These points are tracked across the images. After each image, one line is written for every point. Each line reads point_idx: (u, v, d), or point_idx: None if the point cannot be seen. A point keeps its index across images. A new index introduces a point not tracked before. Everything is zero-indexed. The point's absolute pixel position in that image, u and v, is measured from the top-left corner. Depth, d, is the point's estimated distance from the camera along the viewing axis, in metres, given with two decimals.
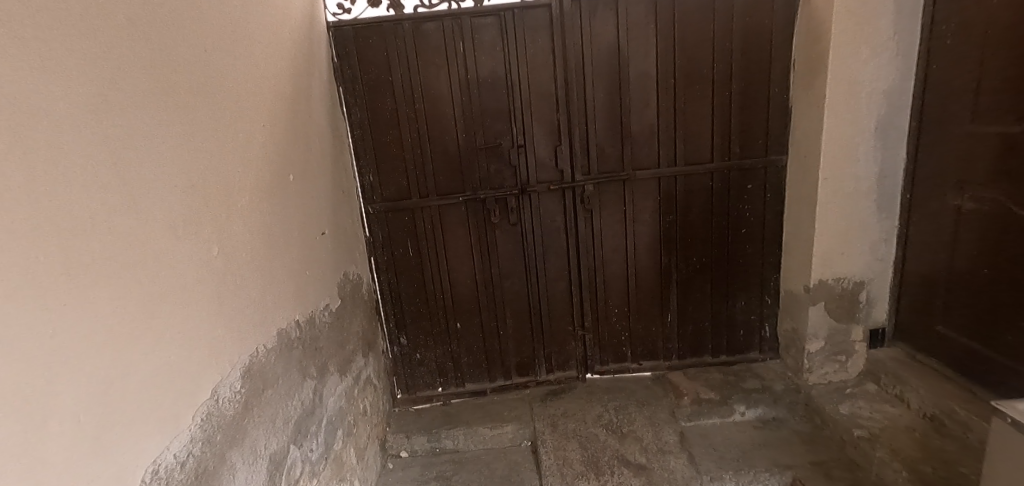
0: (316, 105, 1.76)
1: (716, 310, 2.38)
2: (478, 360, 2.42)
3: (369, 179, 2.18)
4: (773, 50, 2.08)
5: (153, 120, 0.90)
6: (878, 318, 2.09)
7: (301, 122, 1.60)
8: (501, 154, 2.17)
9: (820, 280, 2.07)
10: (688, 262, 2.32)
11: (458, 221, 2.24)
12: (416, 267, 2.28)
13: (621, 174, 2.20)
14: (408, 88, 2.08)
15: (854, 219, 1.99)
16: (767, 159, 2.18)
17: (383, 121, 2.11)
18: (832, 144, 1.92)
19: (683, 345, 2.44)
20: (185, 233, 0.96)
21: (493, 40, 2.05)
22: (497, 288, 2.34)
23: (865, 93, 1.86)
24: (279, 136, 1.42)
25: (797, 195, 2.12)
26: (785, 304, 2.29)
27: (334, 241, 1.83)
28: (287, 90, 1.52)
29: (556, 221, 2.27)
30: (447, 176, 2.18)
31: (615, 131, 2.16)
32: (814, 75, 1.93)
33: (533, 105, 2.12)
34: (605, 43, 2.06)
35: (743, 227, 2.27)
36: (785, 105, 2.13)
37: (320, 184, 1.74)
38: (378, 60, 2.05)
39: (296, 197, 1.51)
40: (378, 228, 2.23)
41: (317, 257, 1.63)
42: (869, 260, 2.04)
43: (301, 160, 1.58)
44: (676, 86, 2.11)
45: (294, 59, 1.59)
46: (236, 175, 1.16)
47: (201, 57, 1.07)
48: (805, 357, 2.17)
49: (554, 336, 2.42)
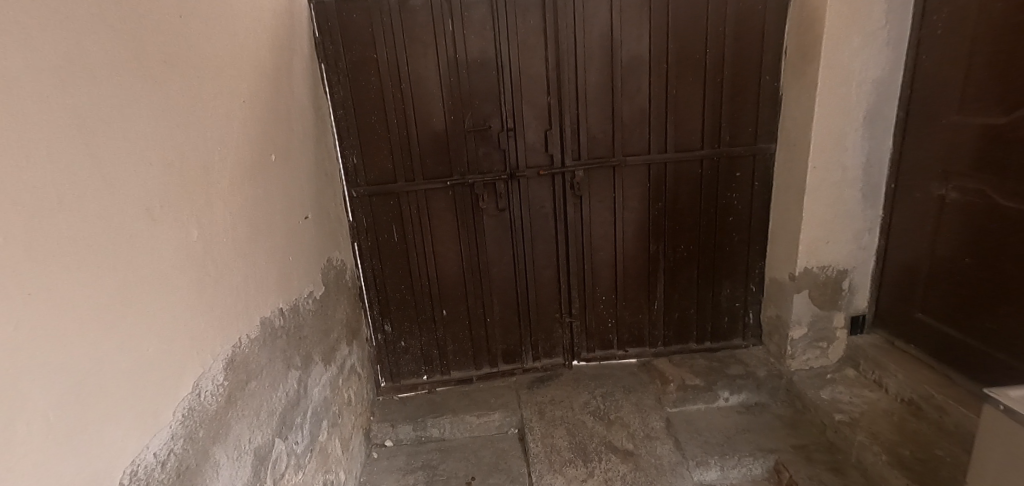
0: (299, 82, 1.68)
1: (702, 297, 2.40)
2: (464, 347, 2.39)
3: (352, 161, 2.09)
4: (766, 36, 2.06)
5: (125, 91, 0.82)
6: (859, 305, 2.13)
7: (283, 100, 1.52)
8: (490, 137, 2.11)
9: (805, 268, 2.09)
10: (675, 249, 2.32)
11: (445, 206, 2.18)
12: (402, 253, 2.22)
13: (611, 160, 2.18)
14: (394, 67, 1.99)
15: (840, 207, 2.01)
16: (756, 147, 2.18)
17: (368, 102, 2.03)
18: (821, 133, 1.92)
19: (669, 331, 2.45)
20: (163, 215, 0.89)
21: (483, 18, 1.97)
22: (484, 274, 2.30)
23: (855, 82, 1.86)
24: (260, 113, 1.34)
25: (785, 183, 2.12)
26: (769, 292, 2.32)
27: (317, 226, 1.75)
28: (269, 66, 1.43)
29: (546, 207, 2.23)
30: (435, 160, 2.12)
31: (606, 116, 2.13)
32: (806, 63, 1.92)
33: (524, 87, 2.07)
34: (599, 25, 2.01)
35: (730, 215, 2.28)
36: (775, 93, 2.13)
37: (303, 165, 1.66)
38: (363, 37, 1.95)
39: (278, 178, 1.43)
40: (362, 212, 2.15)
41: (300, 243, 1.56)
42: (853, 249, 2.06)
43: (283, 140, 1.50)
44: (668, 72, 2.08)
45: (275, 33, 1.50)
46: (216, 153, 1.09)
47: (176, 25, 0.99)
48: (788, 344, 2.19)
49: (540, 323, 2.40)
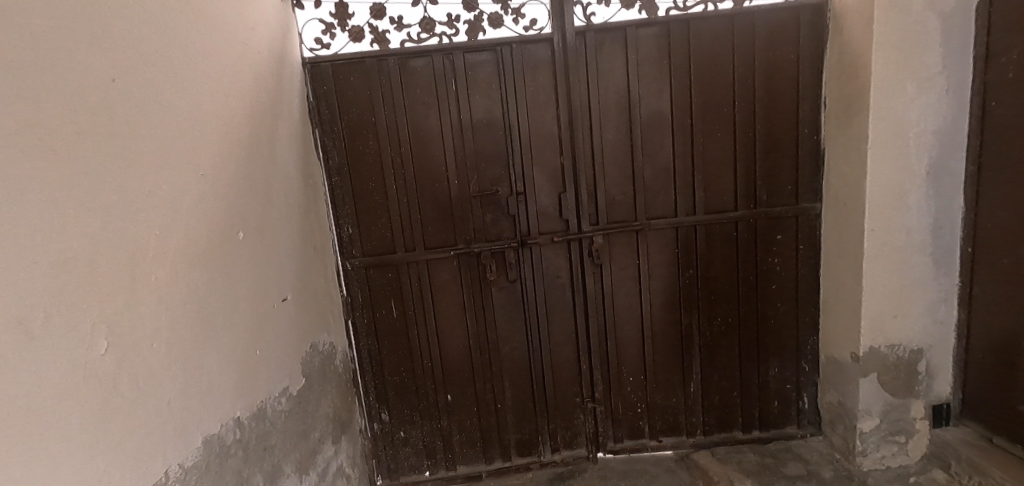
0: (283, 149, 1.52)
1: (746, 377, 2.07)
2: (472, 438, 2.09)
3: (347, 231, 1.91)
4: (801, 86, 1.86)
5: (8, 172, 0.64)
6: (940, 392, 1.78)
7: (260, 169, 1.36)
8: (498, 202, 1.92)
9: (871, 348, 1.77)
10: (711, 323, 2.04)
11: (449, 278, 1.96)
12: (402, 331, 1.99)
13: (633, 224, 1.95)
14: (394, 129, 1.85)
15: (907, 275, 1.71)
16: (798, 206, 1.93)
17: (365, 167, 1.87)
18: (879, 191, 1.66)
19: (709, 418, 2.11)
20: (49, 327, 0.68)
21: (489, 77, 1.84)
22: (494, 354, 2.03)
23: (913, 134, 1.63)
24: (225, 185, 1.16)
25: (837, 247, 1.84)
26: (826, 373, 1.98)
27: (299, 307, 1.54)
28: (243, 133, 1.28)
29: (561, 276, 2.00)
30: (437, 227, 1.92)
31: (626, 176, 1.92)
32: (852, 113, 1.70)
33: (534, 147, 1.89)
34: (614, 81, 1.86)
35: (773, 283, 2.00)
36: (816, 147, 1.89)
37: (284, 239, 1.48)
38: (360, 99, 1.83)
39: (246, 256, 1.24)
40: (357, 286, 1.95)
41: (273, 330, 1.35)
42: (926, 324, 1.75)
43: (257, 212, 1.32)
44: (693, 127, 1.88)
45: (254, 99, 1.36)
46: (149, 237, 0.89)
47: (106, 90, 0.83)
48: (858, 438, 1.83)
49: (559, 408, 2.10)
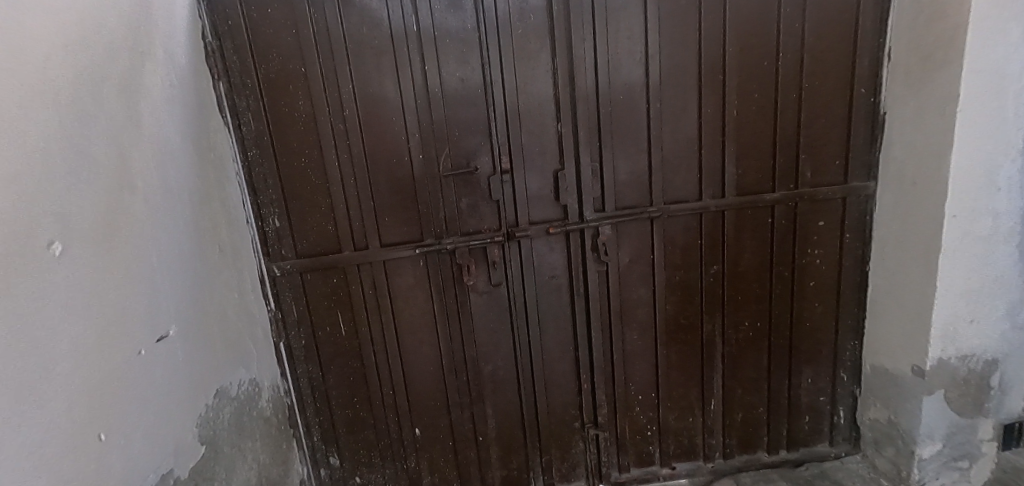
0: (153, 109, 1.01)
1: (775, 391, 1.73)
2: (446, 478, 1.68)
3: (273, 225, 1.42)
4: (860, 32, 1.46)
5: None
6: (1013, 409, 1.50)
7: (104, 139, 0.85)
8: (476, 184, 1.46)
9: (939, 361, 1.46)
10: (736, 328, 1.68)
11: (413, 283, 1.50)
12: (354, 352, 1.53)
13: (648, 210, 1.54)
14: (334, 85, 1.35)
15: (988, 273, 1.39)
16: (847, 186, 1.56)
17: (295, 137, 1.37)
18: (965, 169, 1.31)
19: (730, 439, 1.77)
20: None
21: (462, 14, 1.35)
22: (472, 375, 1.61)
23: (1012, 94, 1.27)
24: (19, 167, 0.67)
25: (897, 238, 1.50)
26: (870, 385, 1.66)
27: (191, 343, 1.06)
28: (64, 78, 0.77)
29: (557, 277, 1.58)
30: (397, 218, 1.45)
31: (639, 150, 1.50)
32: (933, 68, 1.33)
33: (524, 110, 1.43)
34: (628, 22, 1.41)
35: (811, 280, 1.64)
36: (873, 112, 1.51)
37: (160, 245, 0.99)
38: (283, 40, 1.31)
39: (73, 283, 0.75)
40: (290, 297, 1.47)
41: (140, 391, 0.87)
42: (1004, 330, 1.44)
43: (99, 211, 0.82)
44: (725, 85, 1.47)
45: (90, 24, 0.84)
46: None
47: None
48: (915, 466, 1.54)
49: (553, 436, 1.71)
